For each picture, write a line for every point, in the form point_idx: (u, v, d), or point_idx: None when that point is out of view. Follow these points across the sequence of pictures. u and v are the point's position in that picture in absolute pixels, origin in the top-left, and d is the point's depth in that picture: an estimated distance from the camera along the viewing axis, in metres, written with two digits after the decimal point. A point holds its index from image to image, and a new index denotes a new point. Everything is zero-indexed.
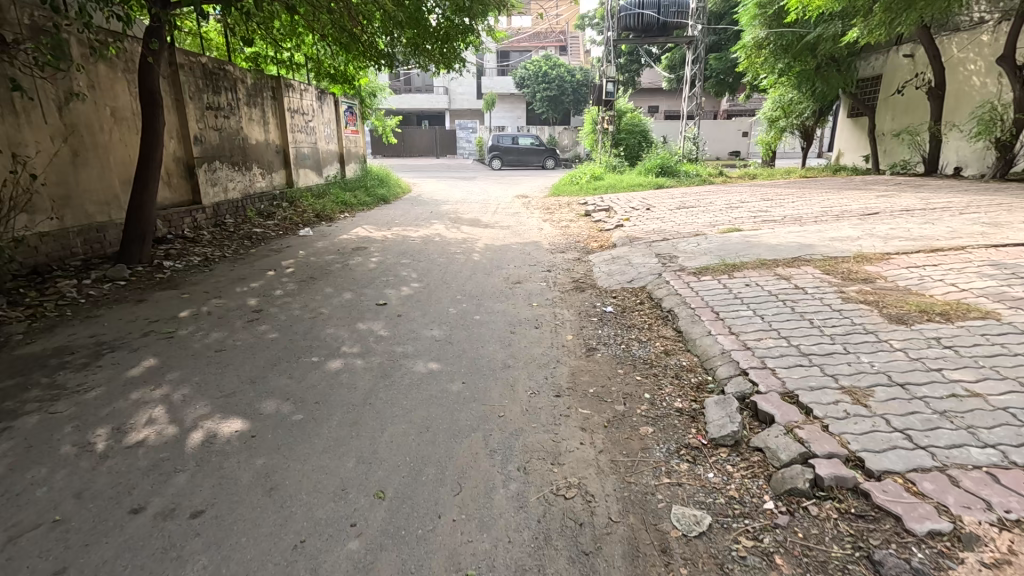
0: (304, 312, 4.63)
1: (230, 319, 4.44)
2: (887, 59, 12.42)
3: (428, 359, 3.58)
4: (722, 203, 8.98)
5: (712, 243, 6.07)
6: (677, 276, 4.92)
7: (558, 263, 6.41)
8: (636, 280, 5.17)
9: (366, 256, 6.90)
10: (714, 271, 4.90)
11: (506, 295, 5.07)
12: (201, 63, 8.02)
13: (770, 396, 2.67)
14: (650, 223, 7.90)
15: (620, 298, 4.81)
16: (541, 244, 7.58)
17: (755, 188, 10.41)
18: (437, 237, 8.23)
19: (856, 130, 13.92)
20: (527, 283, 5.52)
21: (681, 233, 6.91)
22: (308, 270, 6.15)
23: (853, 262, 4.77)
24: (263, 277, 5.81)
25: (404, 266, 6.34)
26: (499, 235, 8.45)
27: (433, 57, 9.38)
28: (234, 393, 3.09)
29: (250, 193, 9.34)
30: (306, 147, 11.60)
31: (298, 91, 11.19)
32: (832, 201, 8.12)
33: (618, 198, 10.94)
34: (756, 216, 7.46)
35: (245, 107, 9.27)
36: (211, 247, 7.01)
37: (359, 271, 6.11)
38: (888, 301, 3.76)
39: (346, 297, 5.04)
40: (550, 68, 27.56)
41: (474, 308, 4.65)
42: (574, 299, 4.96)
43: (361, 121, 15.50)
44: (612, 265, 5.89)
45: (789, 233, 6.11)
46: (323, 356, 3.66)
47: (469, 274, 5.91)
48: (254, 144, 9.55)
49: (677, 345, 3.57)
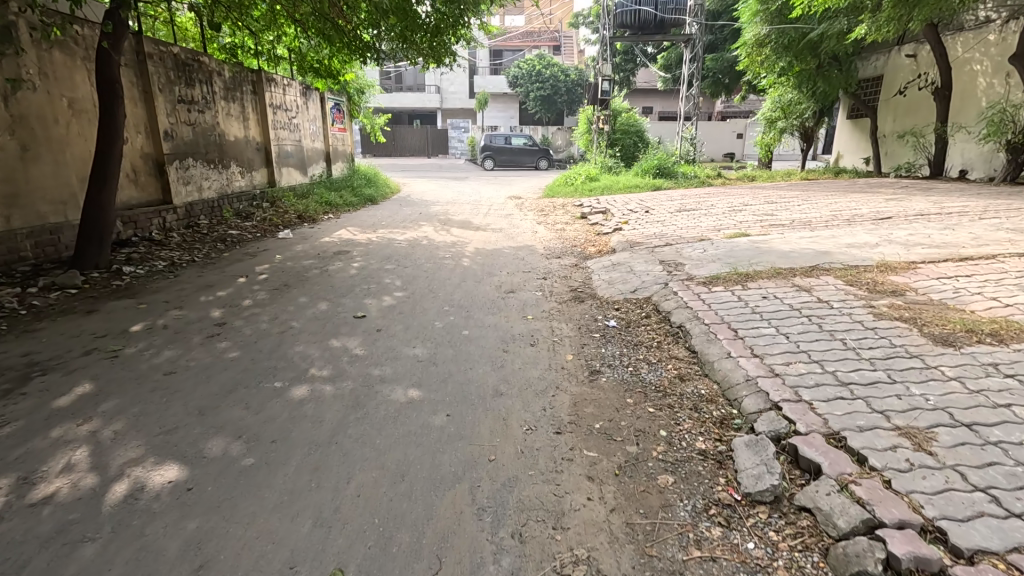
0: (273, 325, 4.14)
1: (187, 334, 3.94)
2: (889, 59, 12.12)
3: (408, 385, 3.11)
4: (724, 206, 8.59)
5: (719, 249, 5.66)
6: (686, 287, 4.50)
7: (554, 269, 5.97)
8: (640, 290, 4.75)
9: (348, 261, 6.41)
10: (725, 281, 4.48)
11: (499, 306, 4.62)
12: (172, 53, 7.50)
13: (812, 438, 2.24)
14: (651, 227, 7.49)
15: (624, 310, 4.37)
16: (535, 248, 7.15)
17: (758, 191, 10.04)
18: (426, 240, 7.77)
19: (857, 131, 13.62)
20: (521, 292, 5.08)
21: (684, 237, 6.50)
22: (283, 276, 5.65)
23: (877, 271, 4.37)
24: (232, 284, 5.31)
25: (388, 272, 5.87)
26: (491, 238, 8.00)
27: (422, 51, 8.91)
28: (176, 429, 2.62)
29: (227, 192, 8.83)
30: (289, 144, 11.09)
31: (281, 86, 10.67)
32: (840, 205, 7.75)
33: (615, 200, 10.54)
34: (763, 220, 7.07)
35: (222, 102, 8.74)
36: (179, 250, 6.50)
37: (338, 278, 5.63)
38: (926, 318, 3.36)
39: (321, 309, 4.57)
40: (543, 67, 27.13)
41: (461, 322, 4.19)
42: (573, 310, 4.51)
43: (348, 118, 14.96)
44: (613, 273, 5.46)
45: (801, 239, 5.72)
46: (287, 380, 3.18)
47: (458, 281, 5.46)
48: (232, 140, 9.04)
49: (692, 370, 3.14)
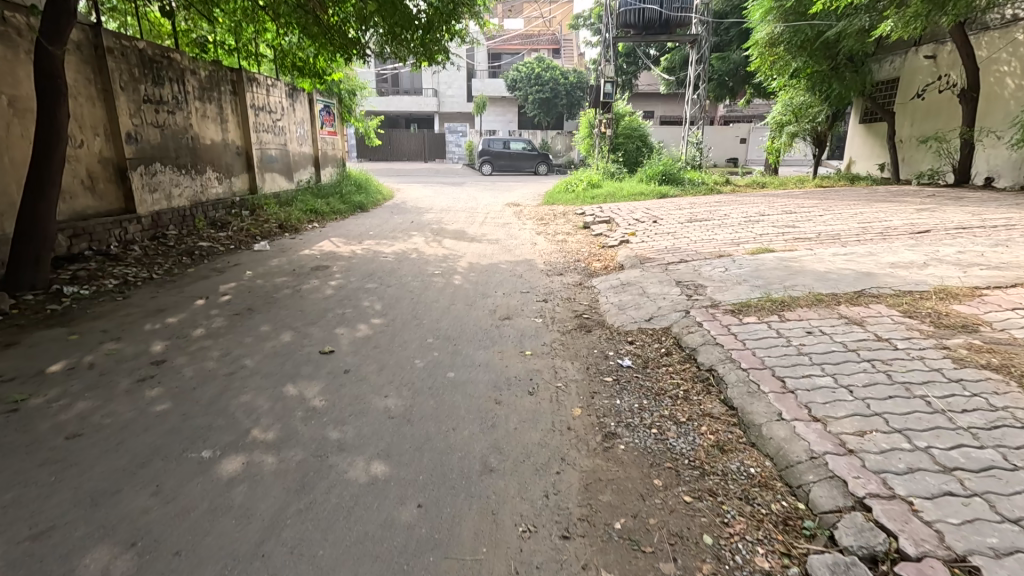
0: (222, 364, 3.47)
1: (114, 377, 3.27)
2: (906, 60, 11.52)
3: (373, 455, 2.44)
4: (739, 216, 7.92)
5: (743, 267, 5.00)
6: (710, 316, 3.83)
7: (556, 289, 5.30)
8: (656, 318, 4.09)
9: (325, 279, 5.74)
10: (757, 310, 3.81)
11: (492, 337, 3.95)
12: (137, 48, 6.86)
13: (930, 569, 1.58)
14: (661, 239, 6.83)
15: (639, 346, 3.70)
16: (535, 263, 6.48)
17: (772, 199, 9.39)
18: (415, 253, 7.10)
19: (870, 136, 13.00)
20: (517, 318, 4.41)
21: (701, 253, 5.84)
22: (248, 297, 4.98)
23: (936, 299, 3.71)
24: (187, 309, 4.63)
25: (369, 292, 5.21)
26: (486, 250, 7.35)
27: (413, 49, 8.26)
28: (51, 531, 1.94)
29: (201, 200, 8.17)
30: (273, 148, 10.43)
31: (264, 87, 10.01)
32: (867, 216, 7.09)
33: (620, 208, 9.89)
34: (785, 233, 6.43)
35: (196, 102, 8.10)
36: (137, 266, 5.83)
37: (311, 299, 4.96)
38: (1022, 367, 2.69)
39: (284, 342, 3.89)
40: (543, 70, 26.50)
41: (446, 360, 3.51)
42: (578, 343, 3.84)
43: (339, 121, 14.29)
44: (622, 295, 4.81)
45: (835, 257, 5.06)
46: (220, 447, 2.51)
47: (446, 305, 4.80)
48: (208, 144, 8.39)
49: (735, 438, 2.47)
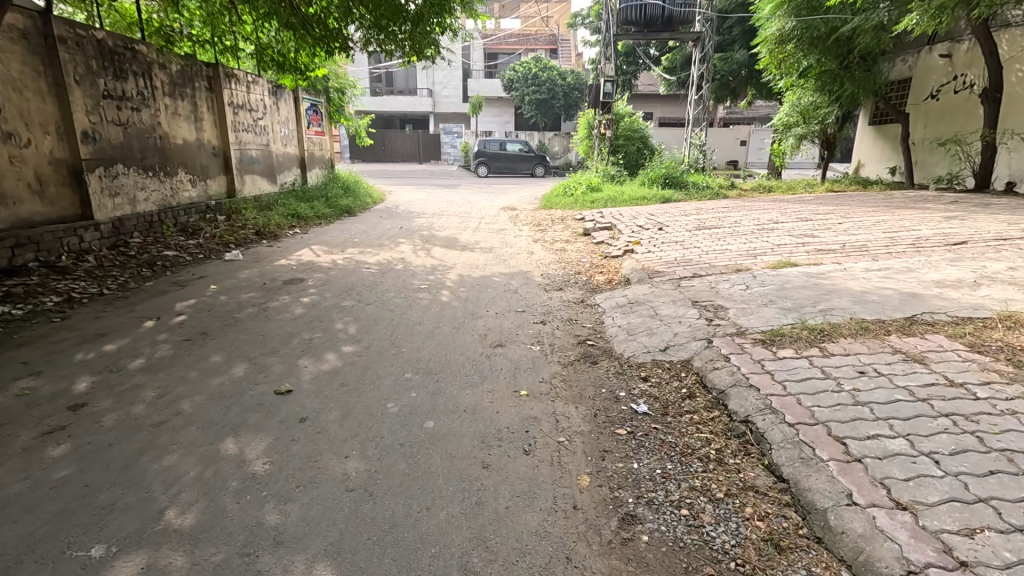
0: (152, 409, 2.87)
1: (15, 428, 2.66)
2: (919, 60, 11.04)
3: (318, 554, 1.85)
4: (751, 224, 7.36)
5: (766, 284, 4.43)
6: (737, 348, 3.26)
7: (556, 308, 4.72)
8: (673, 348, 3.52)
9: (296, 295, 5.13)
10: (794, 341, 3.23)
11: (481, 371, 3.36)
12: (95, 38, 6.25)
13: None
14: (668, 250, 6.26)
15: (655, 384, 3.13)
16: (531, 276, 5.90)
17: (784, 205, 8.83)
18: (401, 264, 6.51)
19: (880, 139, 12.51)
20: (511, 345, 3.83)
21: (715, 266, 5.27)
22: (205, 319, 4.38)
23: (1004, 329, 3.15)
24: (131, 333, 4.02)
25: (344, 311, 4.62)
26: (479, 260, 6.78)
27: (402, 44, 7.65)
28: None
29: (171, 205, 7.58)
30: (254, 149, 9.83)
31: (244, 83, 9.41)
32: (892, 225, 6.54)
33: (621, 214, 9.33)
34: (805, 244, 5.88)
35: (166, 99, 7.50)
36: (88, 280, 5.23)
37: (277, 321, 4.36)
38: None
39: (235, 376, 3.29)
40: (540, 70, 25.95)
41: (426, 405, 2.92)
42: (582, 380, 3.26)
43: (327, 121, 13.67)
44: (631, 316, 4.25)
45: (869, 273, 4.50)
46: (118, 541, 1.91)
47: (430, 327, 4.21)
48: (179, 144, 7.80)
49: (792, 529, 1.90)
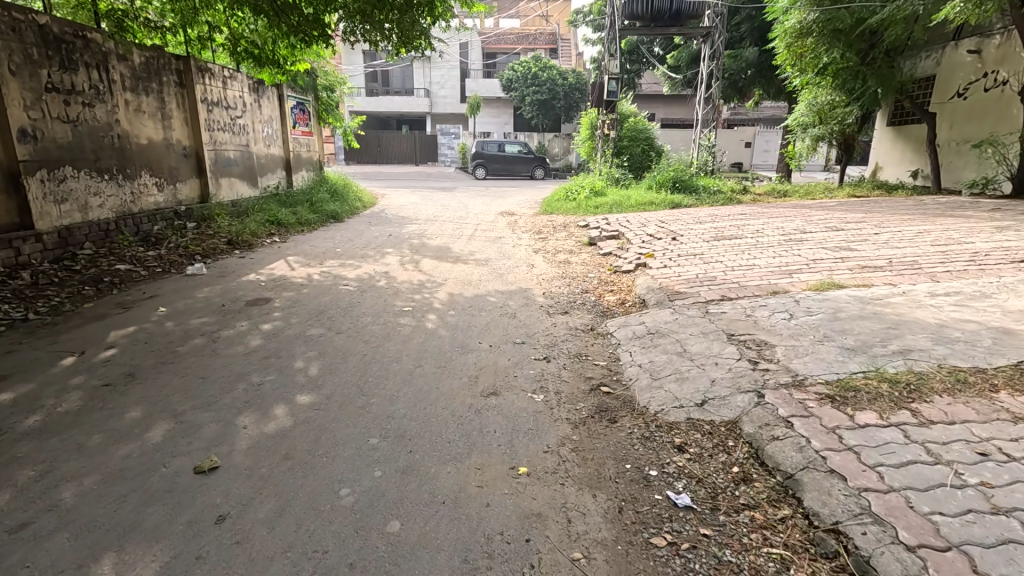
0: (20, 501, 2.11)
1: None
2: (943, 56, 10.35)
3: None
4: (776, 234, 6.64)
5: (814, 313, 3.70)
6: (801, 408, 2.50)
7: (562, 338, 3.98)
8: (714, 402, 2.77)
9: (258, 320, 4.38)
10: (875, 400, 2.49)
11: (469, 435, 2.62)
12: (36, 23, 5.53)
13: None
14: (688, 265, 5.52)
15: (696, 459, 2.39)
16: (532, 295, 5.16)
17: (806, 212, 8.13)
18: (384, 280, 5.76)
19: (901, 140, 11.80)
20: (507, 393, 3.08)
21: (746, 287, 4.54)
22: (139, 354, 3.63)
23: None
24: (41, 375, 3.27)
25: (309, 343, 3.87)
26: (473, 274, 6.05)
27: (389, 35, 6.89)
28: None
29: (131, 211, 6.85)
30: (232, 150, 9.08)
31: (219, 78, 8.68)
32: (937, 236, 5.82)
33: (629, 221, 8.60)
34: (844, 260, 5.15)
35: (127, 94, 6.77)
36: (15, 302, 4.49)
37: (226, 357, 3.60)
38: None
39: (149, 444, 2.53)
40: (540, 70, 25.20)
41: (392, 493, 2.18)
42: (601, 448, 2.53)
43: (315, 121, 12.89)
44: (654, 353, 3.50)
45: (936, 298, 3.76)
46: None
47: (411, 365, 3.47)
48: (144, 144, 7.08)
49: None
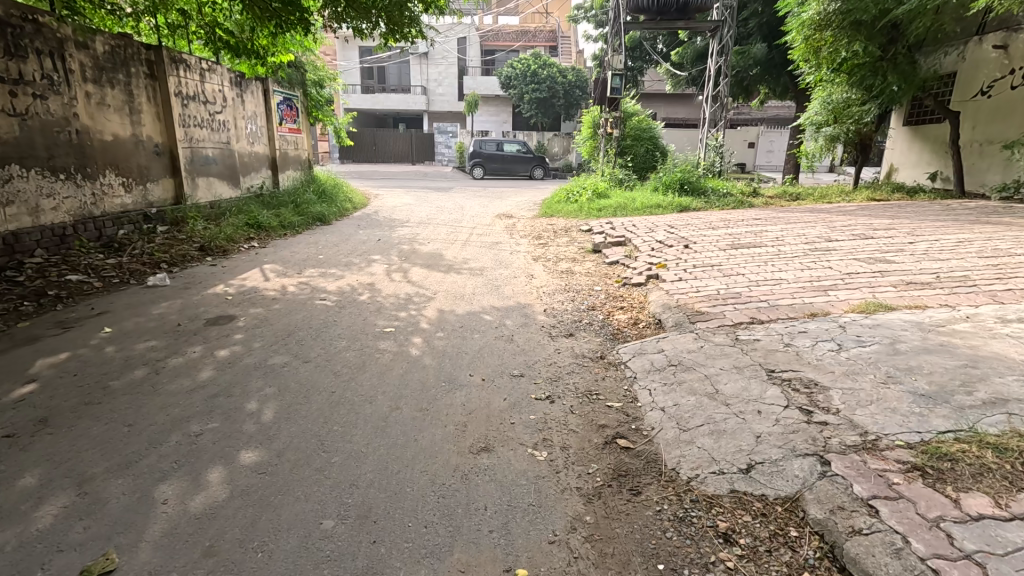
0: None
1: None
2: (964, 52, 9.80)
3: None
4: (799, 242, 6.05)
5: (867, 343, 3.12)
6: (884, 487, 1.92)
7: (567, 370, 3.39)
8: (765, 468, 2.18)
9: (215, 344, 3.78)
10: (982, 477, 1.90)
11: (454, 516, 2.04)
12: None
13: None
14: (706, 278, 4.94)
15: (751, 560, 1.80)
16: (532, 312, 4.57)
17: (827, 217, 7.55)
18: (367, 293, 5.16)
19: (919, 140, 11.24)
20: (502, 450, 2.50)
21: (777, 307, 3.96)
22: (62, 391, 3.03)
23: None
24: None
25: (269, 376, 3.27)
26: (467, 286, 5.46)
27: (379, 23, 6.29)
28: None
29: (93, 214, 6.25)
30: (210, 148, 8.47)
31: (196, 71, 8.08)
32: (981, 246, 5.25)
33: (635, 226, 8.01)
34: (884, 273, 4.57)
35: (88, 86, 6.18)
36: None
37: (164, 395, 2.99)
38: None
39: (32, 530, 1.94)
40: (539, 67, 24.59)
41: None
42: (623, 538, 1.94)
43: (304, 117, 12.26)
44: (678, 393, 2.92)
45: (1009, 325, 3.19)
46: None
47: (387, 408, 2.87)
48: (108, 141, 6.48)
49: None
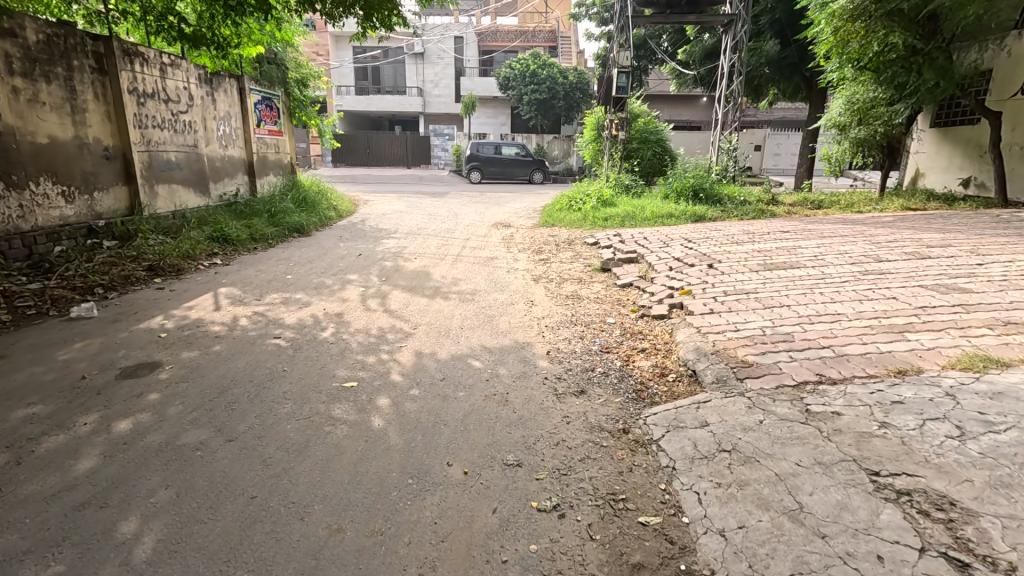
0: None
1: None
2: (1005, 47, 8.95)
3: None
4: (844, 262, 5.17)
5: (1001, 426, 2.24)
6: None
7: (581, 454, 2.50)
8: None
9: (118, 409, 2.89)
10: None
11: None
12: None
13: None
14: (745, 311, 4.07)
15: None
16: (534, 356, 3.70)
17: (866, 230, 6.69)
18: (333, 327, 4.26)
19: (949, 143, 10.41)
20: None
21: (848, 357, 3.08)
22: None
23: None
24: None
25: (171, 467, 2.37)
26: (454, 317, 4.57)
27: (356, 6, 5.40)
28: None
29: (20, 229, 5.38)
30: (173, 151, 7.58)
31: (155, 65, 7.20)
32: None
33: (647, 239, 7.14)
34: (969, 308, 3.69)
35: (15, 80, 5.31)
36: None
37: (7, 508, 2.09)
38: None
39: None
40: (539, 68, 23.74)
41: None
42: None
43: (286, 118, 11.39)
44: (745, 506, 2.02)
45: None
46: None
47: (324, 532, 1.98)
48: (42, 144, 5.61)
49: None
